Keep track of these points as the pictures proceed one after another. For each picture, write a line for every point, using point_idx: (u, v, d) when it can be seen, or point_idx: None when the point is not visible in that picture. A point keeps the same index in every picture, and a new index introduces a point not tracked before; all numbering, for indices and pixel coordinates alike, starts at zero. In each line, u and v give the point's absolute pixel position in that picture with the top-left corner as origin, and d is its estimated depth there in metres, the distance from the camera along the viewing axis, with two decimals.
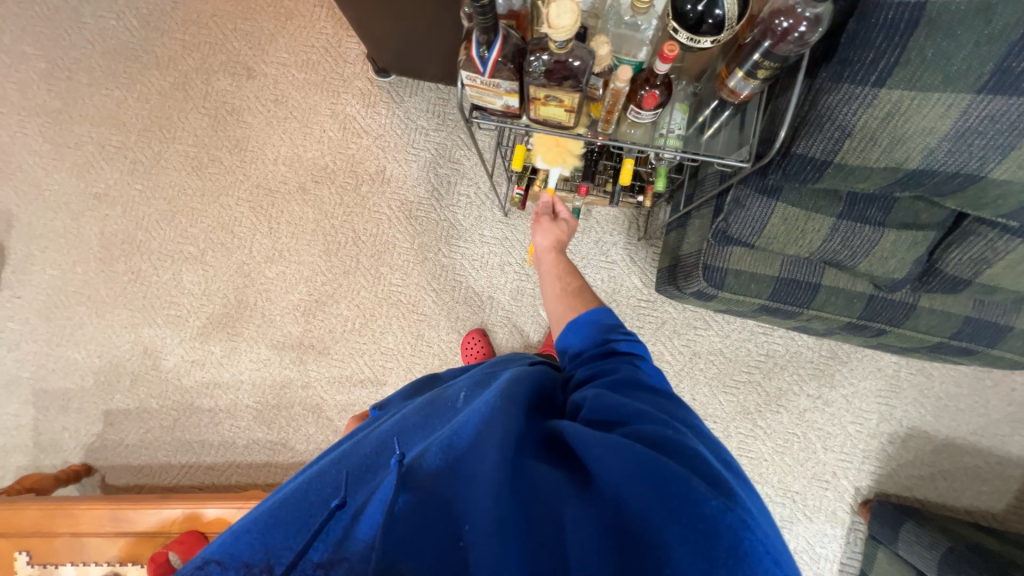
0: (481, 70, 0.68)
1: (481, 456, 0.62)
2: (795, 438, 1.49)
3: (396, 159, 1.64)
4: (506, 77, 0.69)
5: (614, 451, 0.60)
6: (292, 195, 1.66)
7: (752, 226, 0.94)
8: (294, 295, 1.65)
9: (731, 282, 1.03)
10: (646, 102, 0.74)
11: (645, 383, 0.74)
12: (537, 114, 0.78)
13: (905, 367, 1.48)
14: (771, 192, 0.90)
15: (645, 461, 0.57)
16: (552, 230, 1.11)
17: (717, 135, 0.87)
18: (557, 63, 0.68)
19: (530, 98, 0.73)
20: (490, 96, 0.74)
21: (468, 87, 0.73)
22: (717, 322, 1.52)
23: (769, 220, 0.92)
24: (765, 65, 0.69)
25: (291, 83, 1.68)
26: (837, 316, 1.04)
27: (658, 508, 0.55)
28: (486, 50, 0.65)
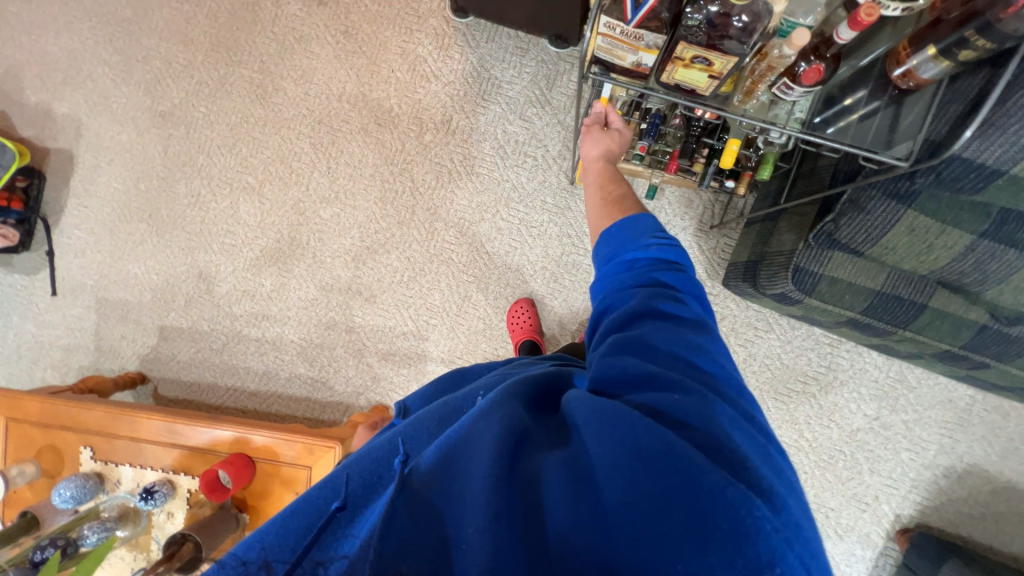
0: (630, 17, 0.61)
1: (474, 454, 0.60)
2: (842, 455, 1.43)
3: (464, 109, 1.55)
4: (655, 28, 0.63)
5: (616, 425, 0.59)
6: (353, 135, 1.61)
7: (868, 231, 0.83)
8: (347, 239, 1.63)
9: (823, 289, 0.93)
10: (806, 76, 0.68)
11: (666, 319, 0.70)
12: (669, 79, 0.70)
13: (979, 402, 1.38)
14: (902, 197, 0.78)
15: (647, 435, 0.57)
16: (601, 139, 0.97)
17: (866, 120, 0.76)
18: (724, 17, 0.61)
19: (673, 57, 0.66)
20: (622, 51, 0.67)
21: (602, 37, 0.65)
22: (781, 327, 1.43)
23: (893, 227, 0.81)
24: (975, 45, 0.61)
25: (363, 13, 1.58)
26: (936, 342, 0.94)
27: (657, 485, 0.54)
28: None
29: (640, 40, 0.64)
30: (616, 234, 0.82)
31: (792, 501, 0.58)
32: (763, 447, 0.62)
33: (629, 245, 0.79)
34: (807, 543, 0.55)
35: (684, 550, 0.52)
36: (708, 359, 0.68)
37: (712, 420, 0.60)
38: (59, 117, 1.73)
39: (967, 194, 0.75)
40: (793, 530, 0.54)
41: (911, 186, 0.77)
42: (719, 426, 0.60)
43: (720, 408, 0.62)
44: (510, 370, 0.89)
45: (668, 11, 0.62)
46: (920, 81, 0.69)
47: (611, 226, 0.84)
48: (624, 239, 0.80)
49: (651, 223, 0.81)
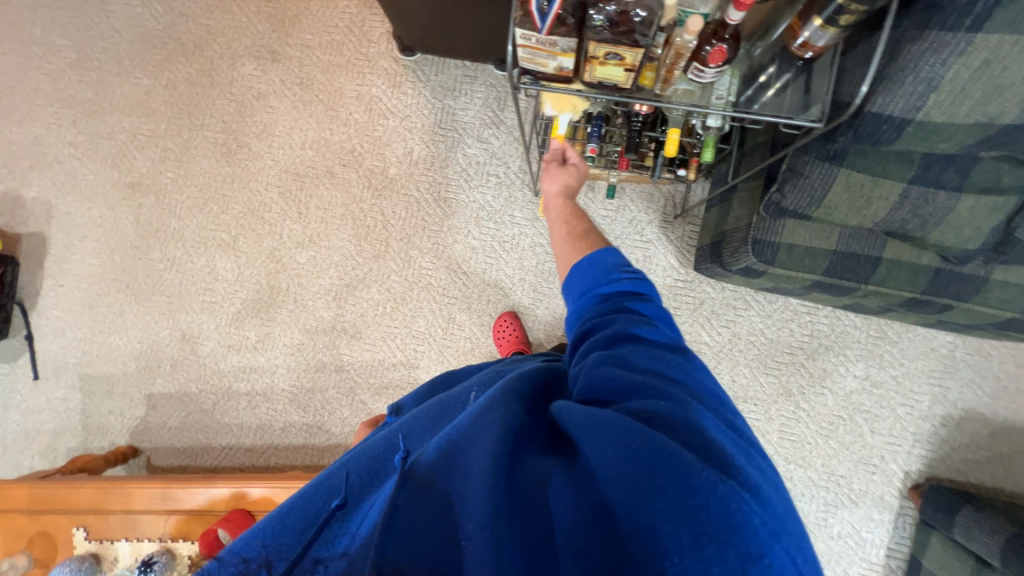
0: (540, 26, 0.66)
1: (474, 450, 0.61)
2: (842, 421, 1.44)
3: (424, 140, 1.61)
4: (564, 33, 0.68)
5: (611, 432, 0.60)
6: (320, 179, 1.66)
7: (811, 197, 0.88)
8: (326, 280, 1.65)
9: (783, 257, 0.98)
10: (713, 57, 0.72)
11: (646, 340, 0.73)
12: (592, 78, 0.76)
13: (961, 346, 1.41)
14: (834, 157, 0.84)
15: (642, 438, 0.58)
16: (560, 175, 1.02)
17: (782, 92, 0.81)
18: (623, 14, 0.67)
19: (588, 57, 0.71)
20: (543, 57, 0.72)
21: (521, 48, 0.70)
22: (759, 302, 1.46)
23: (831, 186, 0.86)
24: (850, 9, 0.66)
25: (316, 64, 1.66)
26: (899, 291, 0.98)
27: (652, 484, 0.55)
28: (547, 3, 0.64)
29: (555, 45, 0.69)
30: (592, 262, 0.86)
31: (779, 500, 0.59)
32: (749, 452, 0.63)
33: (600, 280, 0.83)
34: (795, 541, 0.56)
35: (678, 544, 0.52)
36: (689, 372, 0.71)
37: (700, 424, 0.61)
38: (29, 202, 1.75)
39: (887, 146, 0.79)
40: (780, 524, 0.55)
41: (834, 148, 0.83)
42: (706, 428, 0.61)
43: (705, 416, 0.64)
44: (502, 368, 0.90)
45: (573, 16, 0.68)
46: (817, 49, 0.74)
47: (581, 261, 0.87)
48: (595, 275, 0.83)
49: (617, 258, 0.84)
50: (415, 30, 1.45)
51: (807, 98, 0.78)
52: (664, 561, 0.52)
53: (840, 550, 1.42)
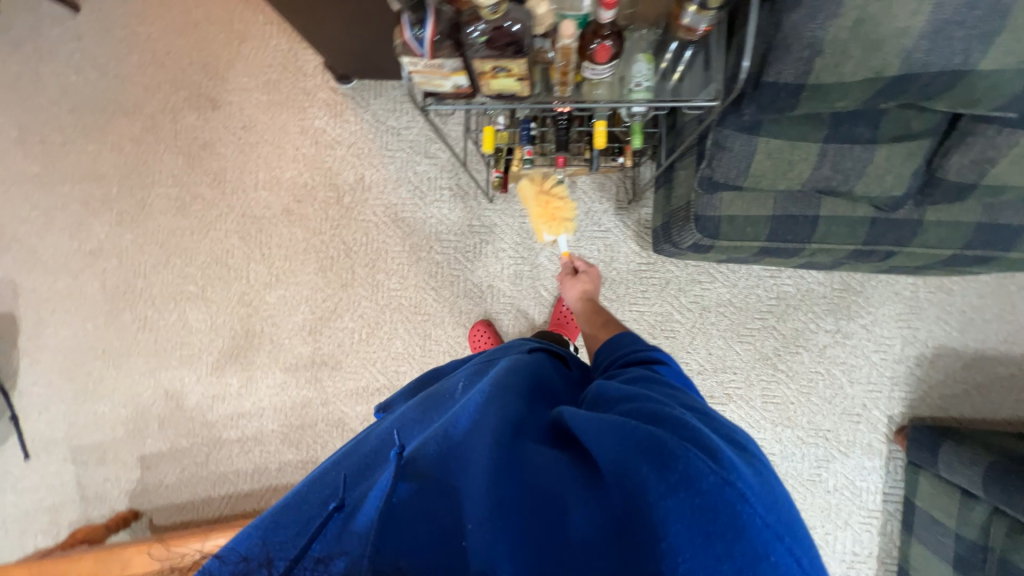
0: (420, 52, 0.69)
1: (476, 444, 0.64)
2: (821, 376, 1.46)
3: (373, 164, 1.62)
4: (447, 55, 0.70)
5: (618, 435, 0.61)
6: (278, 218, 1.66)
7: (738, 170, 0.91)
8: (299, 316, 1.66)
9: (726, 229, 1.01)
10: (599, 54, 0.76)
11: (659, 378, 0.80)
12: (492, 90, 0.79)
13: (922, 286, 1.43)
14: (750, 128, 0.86)
15: (647, 439, 0.59)
16: (577, 283, 1.27)
17: (683, 81, 0.87)
18: (496, 29, 0.68)
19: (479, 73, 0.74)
20: (437, 79, 0.75)
21: (413, 75, 0.73)
22: (723, 273, 1.48)
23: (754, 156, 0.89)
24: None
25: (256, 106, 1.66)
26: (841, 246, 1.01)
27: (661, 483, 0.55)
28: (420, 30, 0.67)
29: (440, 66, 0.71)
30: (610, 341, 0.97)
31: (787, 503, 0.59)
32: (754, 463, 0.63)
33: (621, 347, 0.93)
34: (801, 542, 0.56)
35: (690, 542, 0.53)
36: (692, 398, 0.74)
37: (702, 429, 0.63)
38: None
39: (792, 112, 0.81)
40: (785, 526, 0.56)
41: (747, 121, 0.85)
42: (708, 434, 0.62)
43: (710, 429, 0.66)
44: (493, 355, 0.91)
45: (450, 38, 0.69)
46: (701, 33, 0.76)
47: (610, 340, 0.99)
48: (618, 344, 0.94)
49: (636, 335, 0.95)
50: (346, 57, 1.46)
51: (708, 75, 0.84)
52: (677, 559, 0.53)
53: (838, 503, 1.45)
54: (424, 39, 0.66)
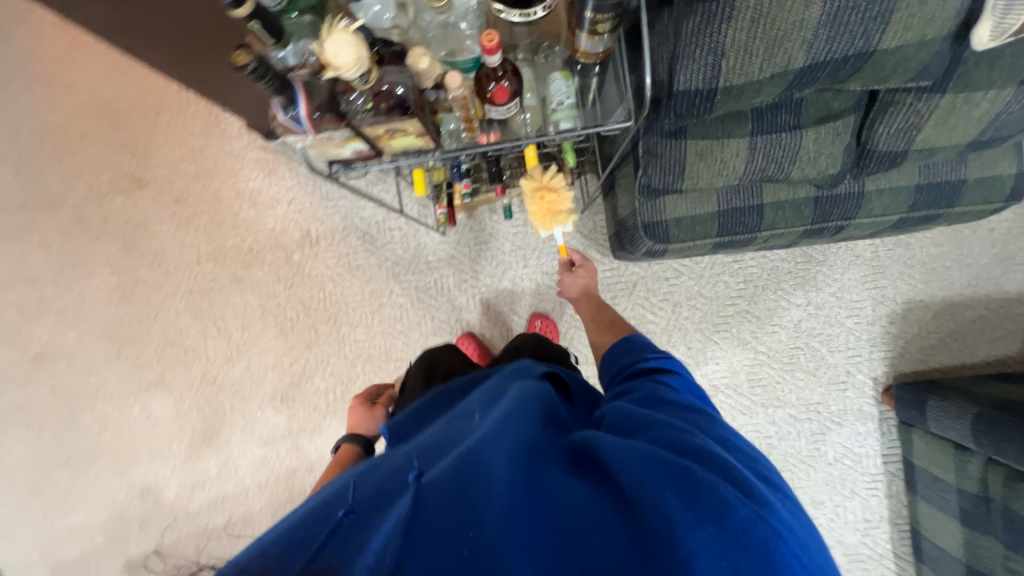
0: (302, 129, 0.72)
1: (498, 465, 0.56)
2: (801, 350, 1.45)
3: (316, 216, 1.56)
4: (332, 127, 0.72)
5: (641, 460, 0.56)
6: (228, 288, 1.59)
7: (673, 175, 0.89)
8: (268, 386, 1.58)
9: (675, 232, 1.00)
10: (498, 96, 0.76)
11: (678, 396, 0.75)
12: (392, 149, 0.82)
13: (881, 245, 1.43)
14: (675, 134, 0.84)
15: (673, 468, 0.55)
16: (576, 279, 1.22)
17: (597, 103, 0.87)
18: (376, 95, 0.71)
19: (374, 137, 0.76)
20: (334, 148, 0.79)
21: (308, 147, 0.77)
22: (687, 265, 1.47)
23: (685, 160, 0.86)
24: (602, 18, 0.67)
25: (184, 177, 1.59)
26: (791, 229, 1.00)
27: (689, 512, 0.51)
28: (294, 110, 0.69)
29: (330, 138, 0.75)
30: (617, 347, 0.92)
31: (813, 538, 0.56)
32: (784, 502, 0.59)
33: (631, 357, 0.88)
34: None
35: None
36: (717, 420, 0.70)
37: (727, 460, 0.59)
38: None
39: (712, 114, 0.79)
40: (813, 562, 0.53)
41: (670, 129, 0.83)
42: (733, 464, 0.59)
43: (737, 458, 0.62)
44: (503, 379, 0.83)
45: (331, 110, 0.71)
46: (601, 54, 0.75)
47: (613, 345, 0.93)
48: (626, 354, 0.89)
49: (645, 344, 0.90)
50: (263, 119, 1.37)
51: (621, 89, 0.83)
52: None
53: (841, 473, 1.44)
54: (301, 119, 0.70)
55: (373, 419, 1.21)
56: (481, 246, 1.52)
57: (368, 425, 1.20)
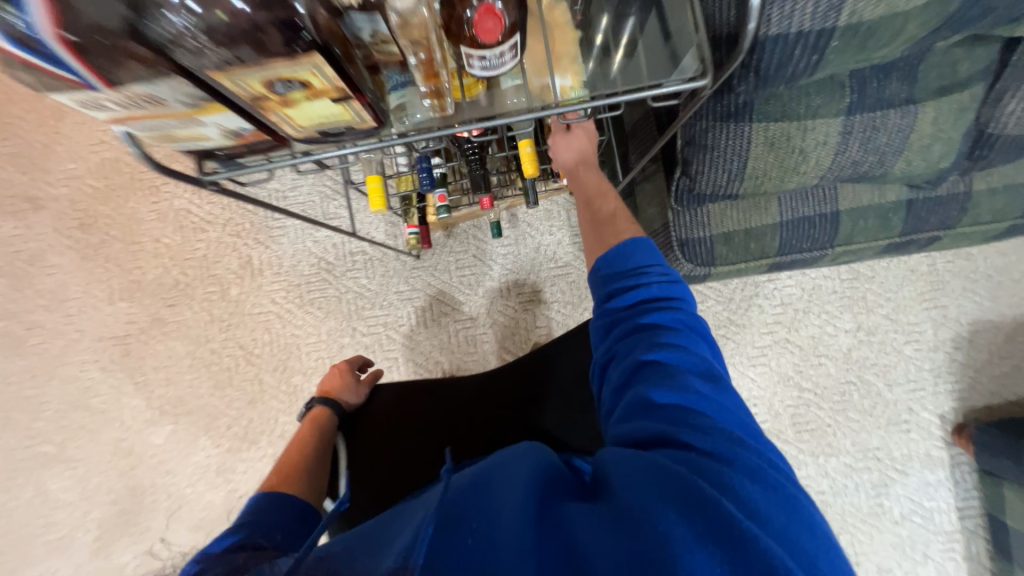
0: (71, 76, 0.38)
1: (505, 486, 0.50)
2: (853, 386, 1.21)
3: (259, 241, 1.26)
4: (143, 74, 0.40)
5: (639, 469, 0.47)
6: (148, 333, 1.27)
7: (723, 174, 0.65)
8: (199, 455, 1.25)
9: (721, 251, 0.76)
10: (483, 23, 0.47)
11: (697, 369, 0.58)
12: (298, 130, 0.52)
13: (938, 257, 1.21)
14: (735, 114, 0.60)
15: (672, 480, 0.46)
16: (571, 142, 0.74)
17: (634, 53, 0.62)
18: (230, 13, 0.39)
19: (256, 100, 0.46)
20: (180, 124, 0.47)
21: (123, 121, 0.45)
22: (714, 288, 1.22)
23: (746, 152, 0.63)
24: None
25: (93, 196, 1.28)
26: (872, 243, 0.76)
27: (691, 532, 0.43)
28: (24, 24, 0.35)
29: (153, 100, 0.43)
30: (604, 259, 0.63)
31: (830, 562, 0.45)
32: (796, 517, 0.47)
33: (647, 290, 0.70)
34: None
35: None
36: (729, 385, 0.54)
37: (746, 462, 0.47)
38: None
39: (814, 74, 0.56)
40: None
41: (733, 104, 0.60)
42: (751, 469, 0.48)
43: (760, 457, 0.49)
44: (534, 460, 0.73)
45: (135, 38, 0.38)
46: None
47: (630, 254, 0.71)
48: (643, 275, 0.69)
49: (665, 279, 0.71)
50: None
51: (671, 47, 0.58)
52: None
53: (910, 534, 1.19)
54: (44, 44, 0.36)
55: (353, 388, 0.93)
56: (465, 272, 1.23)
57: (346, 395, 0.91)
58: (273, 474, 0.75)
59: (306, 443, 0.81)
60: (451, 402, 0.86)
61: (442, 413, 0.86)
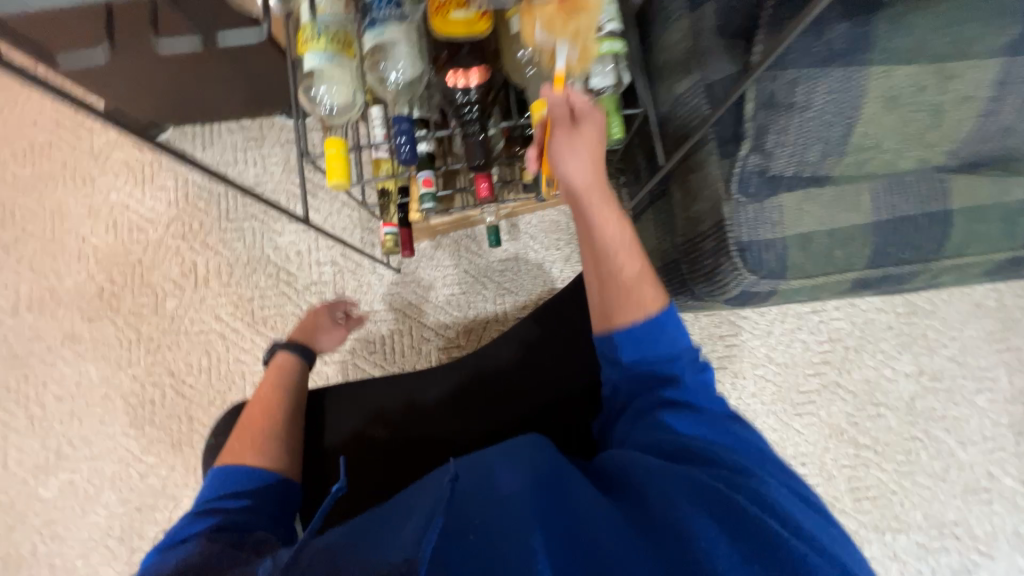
0: None
1: (517, 486, 0.43)
2: (919, 443, 0.99)
3: (208, 245, 1.05)
4: None
5: (669, 480, 0.42)
6: (56, 353, 1.02)
7: (817, 145, 0.50)
8: (98, 514, 0.97)
9: (798, 258, 0.57)
10: None
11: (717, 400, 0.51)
12: None
13: (1006, 291, 1.04)
14: (838, 57, 0.46)
15: (707, 495, 0.40)
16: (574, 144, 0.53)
17: None
18: None
19: None
20: None
21: None
22: (749, 318, 1.02)
23: (841, 118, 0.48)
24: None
25: (11, 185, 1.06)
26: (991, 255, 0.59)
27: (728, 547, 0.37)
28: None
29: None
30: (626, 331, 0.50)
31: None
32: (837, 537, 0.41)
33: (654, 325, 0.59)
34: None
35: None
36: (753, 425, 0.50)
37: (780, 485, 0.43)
38: None
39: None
40: None
41: (837, 42, 0.45)
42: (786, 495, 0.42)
43: (790, 481, 0.45)
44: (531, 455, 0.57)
45: None
46: None
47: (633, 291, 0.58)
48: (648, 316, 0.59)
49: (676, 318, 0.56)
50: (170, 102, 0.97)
51: None
52: None
53: None
54: None
55: (326, 330, 0.71)
56: (454, 289, 1.01)
57: (316, 338, 0.69)
58: (230, 440, 0.54)
59: (272, 400, 0.57)
60: (421, 416, 0.62)
61: (419, 434, 0.61)
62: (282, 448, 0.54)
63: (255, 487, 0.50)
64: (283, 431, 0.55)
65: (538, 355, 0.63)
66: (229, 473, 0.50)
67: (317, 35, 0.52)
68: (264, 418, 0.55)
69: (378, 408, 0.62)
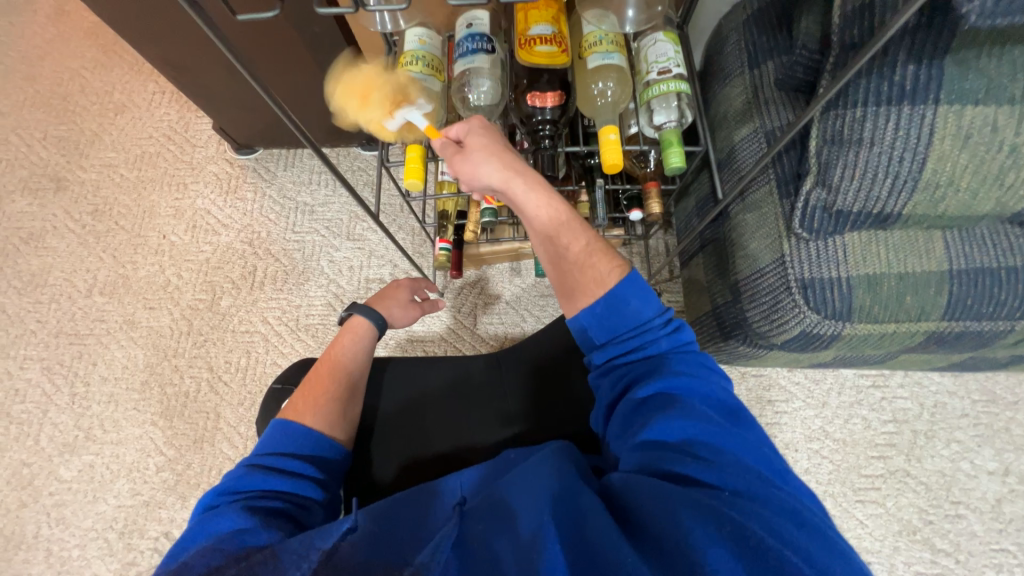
0: None
1: (534, 505, 0.40)
2: (1012, 558, 0.85)
3: (270, 253, 1.12)
4: None
5: (673, 501, 0.37)
6: (113, 336, 1.08)
7: (884, 179, 0.50)
8: (108, 504, 0.95)
9: (863, 298, 0.55)
10: None
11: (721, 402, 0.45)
12: None
13: None
14: (901, 96, 0.47)
15: (714, 518, 0.36)
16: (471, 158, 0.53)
17: None
18: None
19: None
20: None
21: None
22: (803, 385, 0.95)
23: (903, 155, 0.49)
24: None
25: (116, 185, 1.20)
26: None
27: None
28: None
29: None
30: (588, 311, 0.48)
31: None
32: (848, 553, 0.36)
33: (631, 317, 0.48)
34: None
35: None
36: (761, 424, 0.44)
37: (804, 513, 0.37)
38: None
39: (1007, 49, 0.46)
40: None
41: (905, 82, 0.47)
42: (797, 516, 0.37)
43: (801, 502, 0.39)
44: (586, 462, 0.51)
45: None
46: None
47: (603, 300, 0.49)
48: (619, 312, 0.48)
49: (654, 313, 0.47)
50: (263, 123, 1.09)
51: None
52: None
53: None
54: None
55: (404, 304, 0.71)
56: (493, 318, 1.02)
57: (391, 307, 0.69)
58: (293, 395, 0.55)
59: (330, 366, 0.57)
60: (433, 452, 0.60)
61: (445, 453, 0.60)
62: (338, 416, 0.54)
63: (310, 451, 0.50)
64: (343, 399, 0.55)
65: (560, 405, 0.62)
66: (287, 430, 0.50)
67: (416, 60, 0.59)
68: (328, 381, 0.55)
69: (399, 424, 0.61)
